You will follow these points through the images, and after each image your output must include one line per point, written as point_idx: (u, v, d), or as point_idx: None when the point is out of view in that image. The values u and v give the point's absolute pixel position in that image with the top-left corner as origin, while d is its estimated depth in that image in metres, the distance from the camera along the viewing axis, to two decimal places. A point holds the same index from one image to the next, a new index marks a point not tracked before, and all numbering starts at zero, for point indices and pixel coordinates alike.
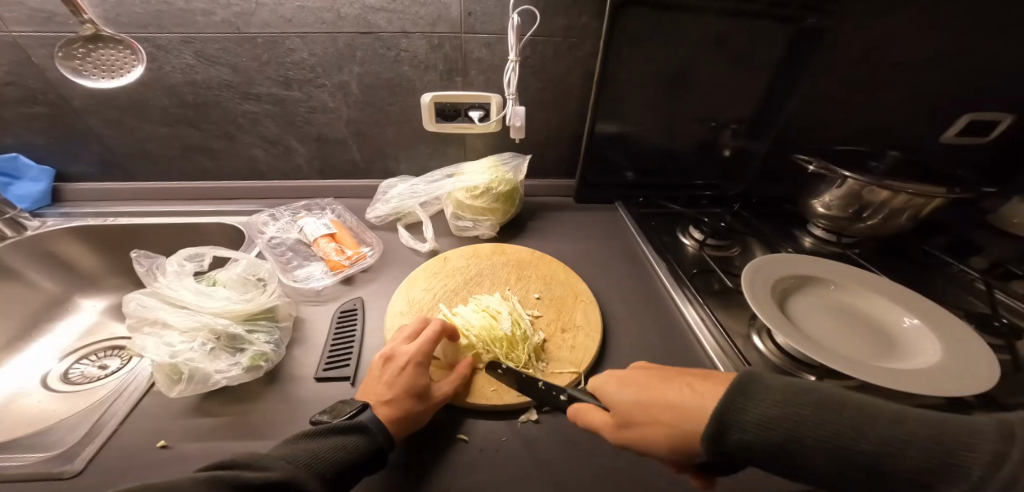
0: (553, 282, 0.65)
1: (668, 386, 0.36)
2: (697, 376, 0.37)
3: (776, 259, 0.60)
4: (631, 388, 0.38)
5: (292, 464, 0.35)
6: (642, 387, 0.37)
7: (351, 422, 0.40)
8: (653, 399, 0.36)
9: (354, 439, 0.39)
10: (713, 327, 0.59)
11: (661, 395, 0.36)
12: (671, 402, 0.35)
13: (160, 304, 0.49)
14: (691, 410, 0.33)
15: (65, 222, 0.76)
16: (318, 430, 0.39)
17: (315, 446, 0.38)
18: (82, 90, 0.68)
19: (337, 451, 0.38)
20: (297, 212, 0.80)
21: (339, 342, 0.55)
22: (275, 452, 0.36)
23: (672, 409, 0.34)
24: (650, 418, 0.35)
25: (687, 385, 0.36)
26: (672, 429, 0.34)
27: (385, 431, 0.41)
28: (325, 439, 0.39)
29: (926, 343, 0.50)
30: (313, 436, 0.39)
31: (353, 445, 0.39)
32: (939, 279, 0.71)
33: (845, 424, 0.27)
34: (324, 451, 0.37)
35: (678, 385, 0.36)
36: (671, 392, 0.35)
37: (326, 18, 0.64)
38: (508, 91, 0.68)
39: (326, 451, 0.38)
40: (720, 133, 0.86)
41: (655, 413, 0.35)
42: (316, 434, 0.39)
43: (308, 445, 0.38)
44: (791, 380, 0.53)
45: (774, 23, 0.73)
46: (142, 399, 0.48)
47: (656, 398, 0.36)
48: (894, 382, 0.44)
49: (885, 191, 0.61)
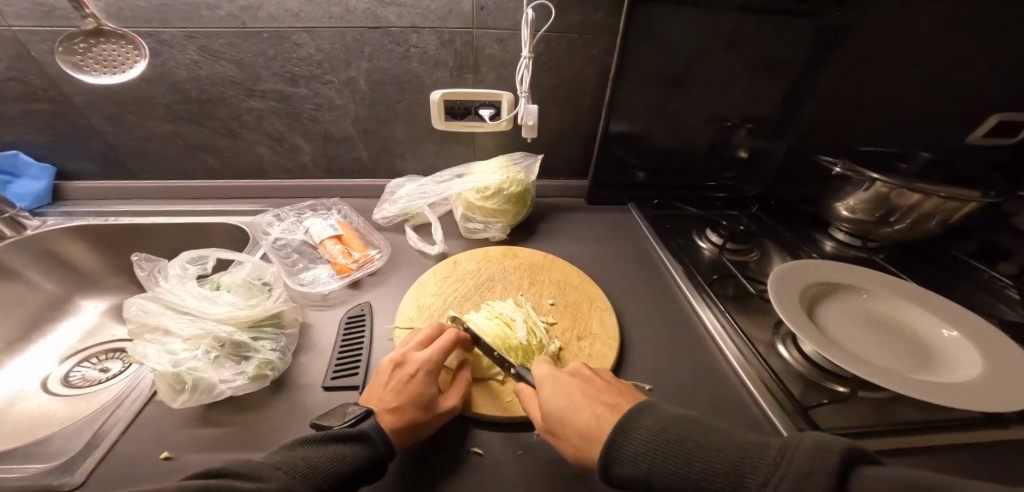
0: (568, 288, 0.63)
1: (581, 408, 0.39)
2: (612, 399, 0.40)
3: (804, 264, 0.58)
4: (558, 400, 0.40)
5: (287, 475, 0.33)
6: (567, 402, 0.40)
7: (352, 430, 0.38)
8: (569, 419, 0.38)
9: (356, 449, 0.37)
10: (736, 335, 0.57)
11: (574, 417, 0.38)
12: (578, 425, 0.38)
13: (161, 310, 0.47)
14: (591, 436, 0.37)
15: (66, 221, 0.74)
16: (319, 437, 0.37)
17: (312, 454, 0.36)
18: (83, 86, 0.67)
19: (336, 461, 0.36)
20: (302, 212, 0.78)
21: (348, 349, 0.53)
22: (271, 461, 0.34)
23: (577, 431, 0.38)
24: (568, 434, 0.38)
25: (599, 409, 0.38)
26: (573, 448, 0.37)
27: (387, 441, 0.39)
28: (324, 447, 0.37)
29: (966, 356, 0.47)
30: (312, 444, 0.37)
31: (353, 454, 0.37)
32: (967, 286, 0.68)
33: (677, 451, 0.33)
34: (321, 461, 0.35)
35: (590, 409, 0.39)
36: (584, 416, 0.38)
37: (334, 12, 0.62)
38: (520, 89, 0.66)
39: (324, 460, 0.36)
40: (737, 133, 0.83)
41: (566, 432, 0.38)
42: (314, 442, 0.37)
43: (307, 453, 0.36)
44: (820, 391, 0.50)
45: (797, 19, 0.70)
46: (144, 407, 0.47)
47: (572, 419, 0.38)
48: (932, 395, 0.42)
49: (915, 195, 0.59)
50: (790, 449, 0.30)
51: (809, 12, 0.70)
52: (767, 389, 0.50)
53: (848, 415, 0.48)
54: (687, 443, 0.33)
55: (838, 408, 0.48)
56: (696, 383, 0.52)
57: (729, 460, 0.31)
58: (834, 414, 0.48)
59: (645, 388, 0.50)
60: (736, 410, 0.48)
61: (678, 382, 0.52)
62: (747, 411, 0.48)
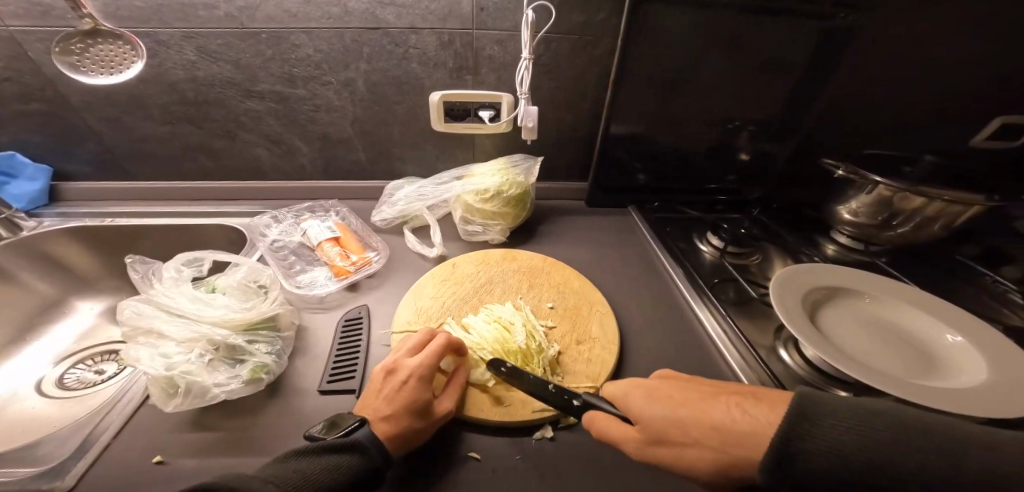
0: (566, 291, 0.62)
1: (706, 408, 0.34)
2: (746, 395, 0.35)
3: (805, 269, 0.57)
4: (667, 406, 0.36)
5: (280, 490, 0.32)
6: (684, 407, 0.35)
7: (346, 439, 0.38)
8: (696, 421, 0.34)
9: (351, 458, 0.37)
10: (736, 338, 0.56)
11: (699, 417, 0.34)
12: (717, 426, 0.33)
13: (155, 313, 0.46)
14: (741, 436, 0.31)
15: (62, 223, 0.73)
16: (311, 447, 0.37)
17: (306, 466, 0.35)
18: (80, 87, 0.66)
19: (330, 471, 0.35)
20: (301, 213, 0.77)
21: (344, 352, 0.52)
22: (263, 475, 0.34)
23: (715, 431, 0.33)
24: (714, 434, 0.32)
25: (736, 405, 0.34)
26: (714, 452, 0.32)
27: (381, 448, 0.38)
28: (317, 458, 0.36)
29: (970, 361, 0.47)
30: (305, 455, 0.36)
31: (348, 463, 0.36)
32: (972, 291, 0.68)
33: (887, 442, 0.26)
34: (315, 473, 0.35)
35: (725, 406, 0.34)
36: (726, 417, 0.33)
37: (333, 13, 0.62)
38: (519, 91, 0.65)
39: (318, 471, 0.35)
40: (737, 135, 0.82)
41: (706, 435, 0.33)
42: (308, 453, 0.36)
43: (300, 465, 0.35)
44: (822, 395, 0.50)
45: (798, 22, 0.70)
46: (137, 410, 0.46)
47: (692, 420, 0.34)
48: (941, 401, 0.41)
49: (918, 199, 0.58)
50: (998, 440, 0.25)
51: (811, 14, 0.69)
52: None
53: None
54: (873, 431, 0.27)
55: None
56: None
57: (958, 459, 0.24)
58: None
59: None
60: None
61: None
62: None
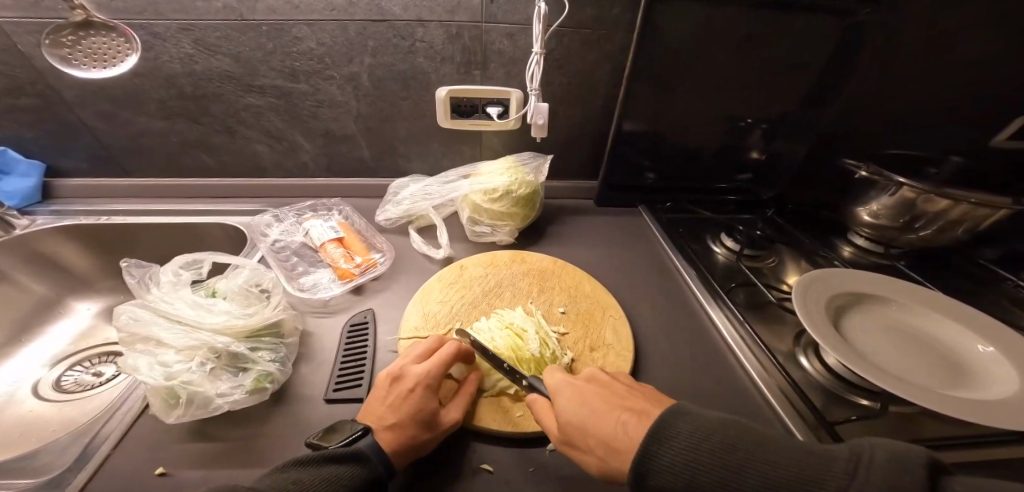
0: (578, 296, 0.60)
1: (603, 417, 0.37)
2: (639, 405, 0.37)
3: (829, 273, 0.56)
4: (576, 411, 0.39)
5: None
6: (587, 414, 0.38)
7: (349, 449, 0.36)
8: (593, 429, 0.36)
9: (351, 469, 0.35)
10: (755, 344, 0.55)
11: (596, 426, 0.36)
12: (603, 436, 0.36)
13: (152, 318, 0.44)
14: (618, 447, 0.34)
15: (57, 220, 0.71)
16: (310, 456, 0.35)
17: (305, 477, 0.34)
18: (74, 81, 0.64)
19: (331, 483, 0.34)
20: (302, 212, 0.75)
21: (351, 358, 0.51)
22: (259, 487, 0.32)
23: (603, 442, 0.35)
24: (593, 444, 0.36)
25: (625, 416, 0.36)
26: (599, 461, 0.35)
27: (384, 460, 0.37)
28: (316, 469, 0.35)
29: (1002, 373, 0.45)
30: (304, 466, 0.35)
31: (349, 475, 0.35)
32: (993, 296, 0.66)
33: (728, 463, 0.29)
34: (314, 484, 0.33)
35: (616, 416, 0.36)
36: (608, 427, 0.36)
37: (336, 4, 0.59)
38: (530, 86, 0.63)
39: (318, 483, 0.33)
40: (752, 133, 0.80)
41: (589, 441, 0.36)
42: (309, 463, 0.35)
43: (299, 476, 0.34)
44: (845, 404, 0.48)
45: (819, 16, 0.67)
46: (137, 418, 0.44)
47: (593, 427, 0.37)
48: (980, 414, 0.39)
49: (944, 202, 0.56)
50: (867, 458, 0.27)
51: (831, 9, 0.67)
52: (790, 402, 0.47)
53: (874, 430, 0.45)
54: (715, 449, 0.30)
55: (864, 423, 0.46)
56: (715, 395, 0.49)
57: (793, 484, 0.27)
58: (863, 430, 0.46)
59: None
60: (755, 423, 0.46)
61: (697, 395, 0.49)
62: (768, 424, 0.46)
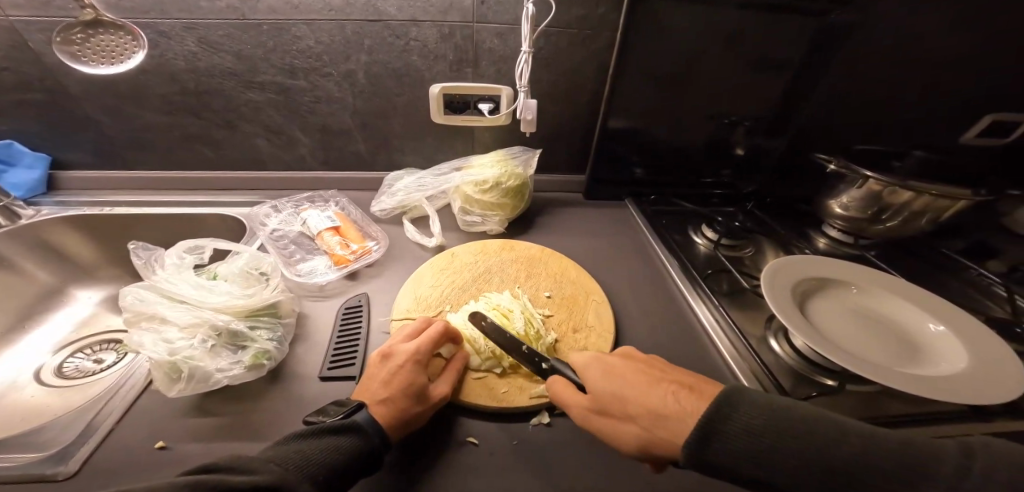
0: (563, 281, 0.63)
1: (657, 391, 0.38)
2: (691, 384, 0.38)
3: (794, 260, 0.59)
4: (626, 386, 0.40)
5: (284, 468, 0.33)
6: (640, 388, 0.39)
7: (345, 421, 0.39)
8: (646, 401, 0.37)
9: (348, 441, 0.38)
10: (728, 328, 0.58)
11: (650, 399, 0.37)
12: (651, 407, 0.37)
13: (157, 298, 0.47)
14: (670, 418, 0.35)
15: (61, 210, 0.74)
16: (312, 430, 0.38)
17: (307, 448, 0.36)
18: (80, 77, 0.66)
19: (331, 451, 0.36)
20: (300, 203, 0.78)
21: (345, 339, 0.53)
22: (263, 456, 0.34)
23: (649, 412, 0.36)
24: (637, 414, 0.37)
25: (676, 392, 0.37)
26: (644, 430, 0.36)
27: (377, 430, 0.39)
28: (316, 440, 0.37)
29: (952, 349, 0.48)
30: (305, 437, 0.37)
31: (346, 444, 0.37)
32: (957, 284, 0.70)
33: (797, 437, 0.30)
34: (315, 453, 0.36)
35: (666, 391, 0.37)
36: (660, 398, 0.37)
37: (334, 4, 0.62)
38: (518, 84, 0.66)
39: (319, 452, 0.36)
40: (733, 130, 0.83)
41: (633, 412, 0.37)
42: (308, 436, 0.37)
43: (301, 446, 0.36)
44: (810, 384, 0.51)
45: (794, 19, 0.71)
46: (135, 399, 0.46)
47: (644, 400, 0.37)
48: (922, 389, 0.42)
49: (907, 193, 0.60)
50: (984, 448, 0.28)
51: (806, 12, 0.70)
52: (757, 381, 0.51)
53: (837, 407, 0.49)
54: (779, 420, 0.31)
55: (827, 401, 0.50)
56: (688, 374, 0.52)
57: (876, 444, 0.28)
58: (824, 407, 0.49)
59: None
60: None
61: None
62: None
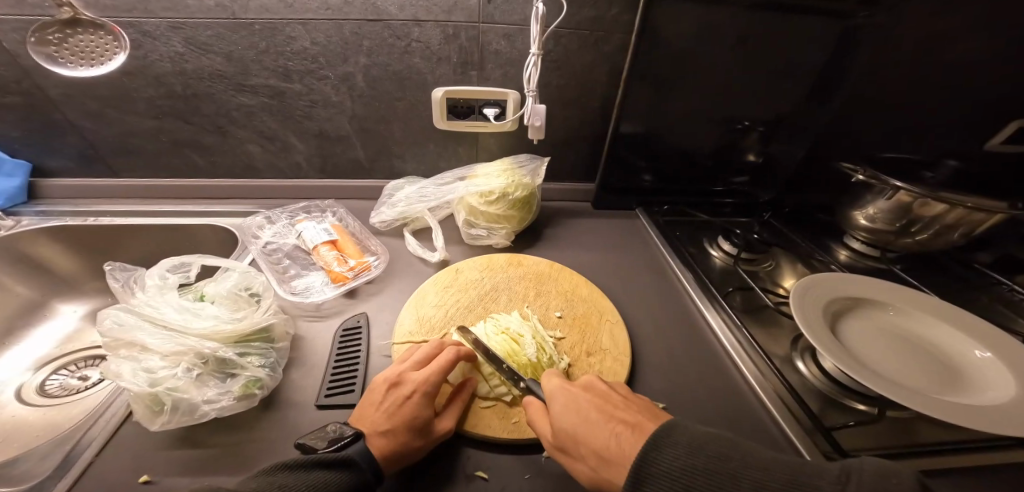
0: (575, 299, 0.60)
1: (598, 427, 0.36)
2: (633, 417, 0.37)
3: (825, 277, 0.55)
4: (570, 418, 0.38)
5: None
6: (584, 423, 0.37)
7: (340, 455, 0.35)
8: (588, 438, 0.36)
9: (340, 476, 0.34)
10: (751, 348, 0.54)
11: (590, 435, 0.36)
12: (599, 448, 0.35)
13: (137, 323, 0.43)
14: (610, 459, 0.34)
15: (42, 221, 0.70)
16: (301, 461, 0.34)
17: (293, 484, 0.32)
18: (60, 79, 0.62)
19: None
20: (295, 214, 0.74)
21: (343, 363, 0.50)
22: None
23: (597, 452, 0.35)
24: (587, 454, 0.36)
25: (617, 428, 0.36)
26: (589, 469, 0.35)
27: (374, 466, 0.36)
28: (306, 475, 0.34)
29: (998, 378, 0.45)
30: (294, 469, 0.34)
31: (337, 483, 0.33)
32: (986, 299, 0.66)
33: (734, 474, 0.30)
34: None
35: (606, 427, 0.36)
36: (601, 434, 0.36)
37: (331, 4, 0.58)
38: (527, 88, 0.62)
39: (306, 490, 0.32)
40: (749, 136, 0.80)
41: (583, 451, 0.36)
42: (297, 468, 0.34)
43: (287, 482, 0.33)
44: (841, 410, 0.48)
45: (816, 20, 0.67)
46: (121, 424, 0.43)
47: (587, 438, 0.36)
48: (970, 419, 0.39)
49: (940, 206, 0.56)
50: (855, 470, 0.28)
51: (829, 12, 0.67)
52: (786, 407, 0.47)
53: (872, 435, 0.45)
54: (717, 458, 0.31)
55: (861, 428, 0.46)
56: (713, 399, 0.49)
57: (780, 478, 0.29)
58: (859, 435, 0.45)
59: (659, 406, 0.47)
60: (752, 429, 0.46)
61: (692, 399, 0.49)
62: (764, 430, 0.46)
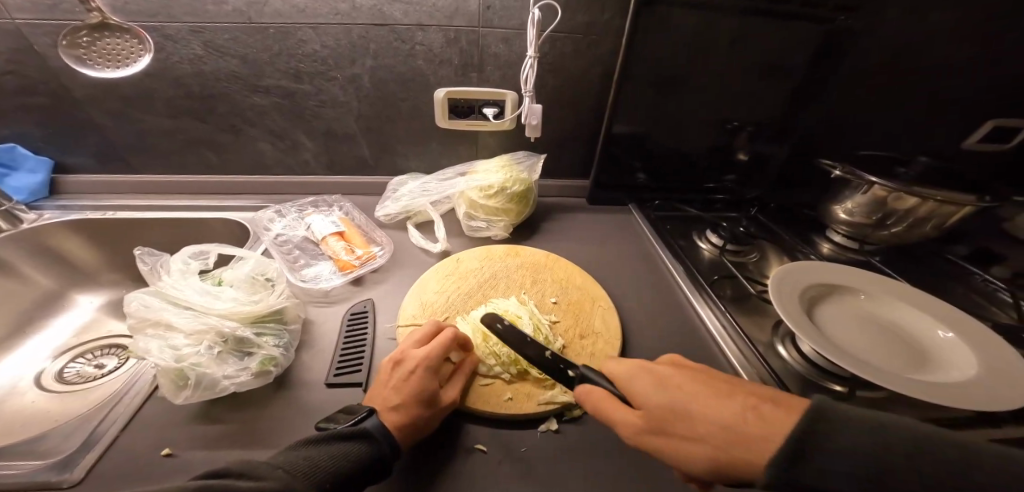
0: (569, 286, 0.63)
1: (711, 403, 0.33)
2: (749, 392, 0.33)
3: (804, 266, 0.59)
4: (667, 396, 0.35)
5: (287, 474, 0.33)
6: (686, 398, 0.34)
7: (354, 429, 0.38)
8: (698, 415, 0.32)
9: (355, 446, 0.37)
10: (735, 333, 0.58)
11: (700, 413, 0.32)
12: (722, 424, 0.31)
13: (163, 305, 0.46)
14: (744, 439, 0.30)
15: (63, 215, 0.73)
16: (319, 436, 0.37)
17: (315, 454, 0.36)
18: (85, 80, 0.66)
19: (339, 459, 0.36)
20: (304, 208, 0.78)
21: (351, 345, 0.53)
22: (273, 461, 0.34)
23: (721, 429, 0.31)
24: (705, 432, 0.31)
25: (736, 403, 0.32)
26: (709, 450, 0.31)
27: (388, 438, 0.39)
28: (325, 446, 0.37)
29: (960, 357, 0.48)
30: (313, 444, 0.37)
31: (354, 453, 0.36)
32: (961, 289, 0.70)
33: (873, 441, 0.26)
34: (323, 460, 0.35)
35: (726, 405, 0.32)
36: (721, 412, 0.32)
37: (341, 9, 0.62)
38: (524, 89, 0.66)
39: (328, 459, 0.35)
40: (736, 135, 0.84)
41: (701, 429, 0.32)
42: (317, 442, 0.37)
43: (307, 453, 0.36)
44: (819, 391, 0.51)
45: (798, 25, 0.71)
46: (144, 402, 0.46)
47: (702, 414, 0.32)
48: (929, 394, 0.42)
49: (912, 199, 0.60)
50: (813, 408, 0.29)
51: (809, 18, 0.71)
52: (767, 387, 0.50)
53: (846, 413, 0.48)
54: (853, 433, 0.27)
55: (836, 407, 0.49)
56: None
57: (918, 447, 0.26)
58: None
59: None
60: None
61: None
62: None
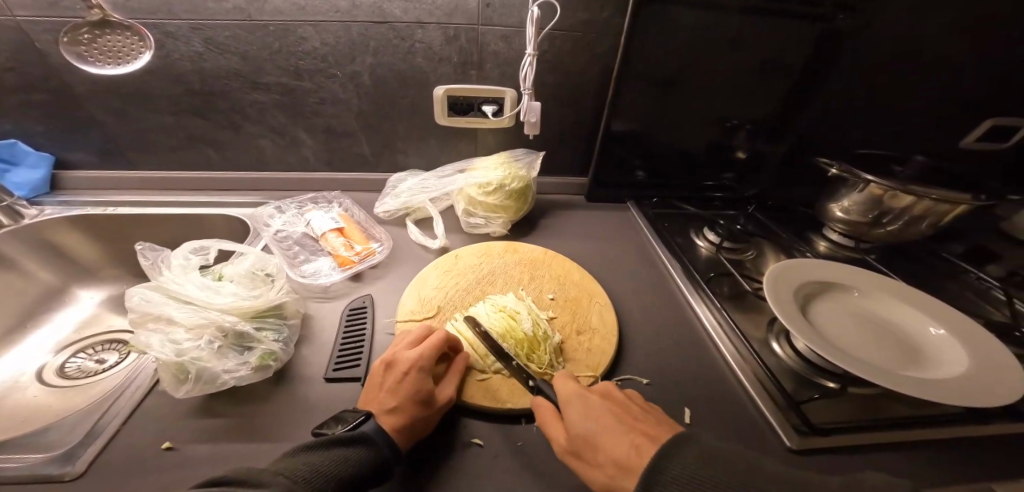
0: (567, 283, 0.64)
1: (619, 435, 0.37)
2: (655, 430, 0.38)
3: (799, 263, 0.59)
4: (584, 423, 0.39)
5: (291, 479, 0.32)
6: (599, 428, 0.38)
7: (354, 434, 0.38)
8: (605, 446, 0.37)
9: (356, 451, 0.37)
10: (729, 330, 0.58)
11: (604, 439, 0.37)
12: (617, 456, 0.36)
13: (164, 299, 0.47)
14: (630, 467, 0.35)
15: (64, 210, 0.74)
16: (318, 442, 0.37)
17: (316, 459, 0.35)
18: (86, 76, 0.66)
19: (341, 464, 0.36)
20: (304, 204, 0.78)
21: (349, 340, 0.53)
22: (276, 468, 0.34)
23: (616, 461, 0.36)
24: (609, 465, 0.36)
25: (638, 439, 0.37)
26: (605, 476, 0.36)
27: (388, 443, 0.39)
28: (325, 452, 0.37)
29: (951, 353, 0.49)
30: (312, 450, 0.36)
31: (356, 457, 0.37)
32: (956, 287, 0.70)
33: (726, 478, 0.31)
34: (325, 465, 0.35)
35: (629, 438, 0.37)
36: (623, 447, 0.36)
37: (341, 7, 0.62)
38: (523, 86, 0.66)
39: (329, 465, 0.35)
40: (735, 134, 0.84)
41: (601, 458, 0.37)
42: (317, 447, 0.37)
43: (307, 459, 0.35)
44: (812, 386, 0.52)
45: (797, 23, 0.71)
46: (144, 398, 0.46)
47: (606, 447, 0.37)
48: (925, 391, 0.43)
49: (908, 197, 0.60)
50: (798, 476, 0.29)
51: (808, 17, 0.71)
52: (761, 383, 0.51)
53: (837, 408, 0.49)
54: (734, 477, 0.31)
55: (828, 403, 0.50)
56: (693, 376, 0.53)
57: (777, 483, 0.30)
58: (828, 409, 0.49)
59: (643, 381, 0.51)
60: (730, 405, 0.49)
61: (676, 376, 0.52)
62: (740, 404, 0.50)
